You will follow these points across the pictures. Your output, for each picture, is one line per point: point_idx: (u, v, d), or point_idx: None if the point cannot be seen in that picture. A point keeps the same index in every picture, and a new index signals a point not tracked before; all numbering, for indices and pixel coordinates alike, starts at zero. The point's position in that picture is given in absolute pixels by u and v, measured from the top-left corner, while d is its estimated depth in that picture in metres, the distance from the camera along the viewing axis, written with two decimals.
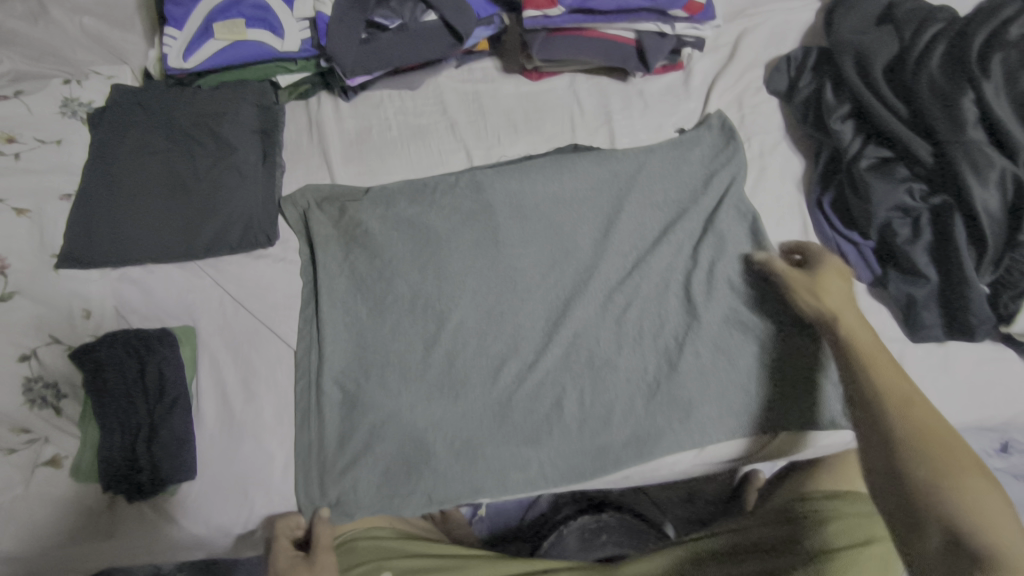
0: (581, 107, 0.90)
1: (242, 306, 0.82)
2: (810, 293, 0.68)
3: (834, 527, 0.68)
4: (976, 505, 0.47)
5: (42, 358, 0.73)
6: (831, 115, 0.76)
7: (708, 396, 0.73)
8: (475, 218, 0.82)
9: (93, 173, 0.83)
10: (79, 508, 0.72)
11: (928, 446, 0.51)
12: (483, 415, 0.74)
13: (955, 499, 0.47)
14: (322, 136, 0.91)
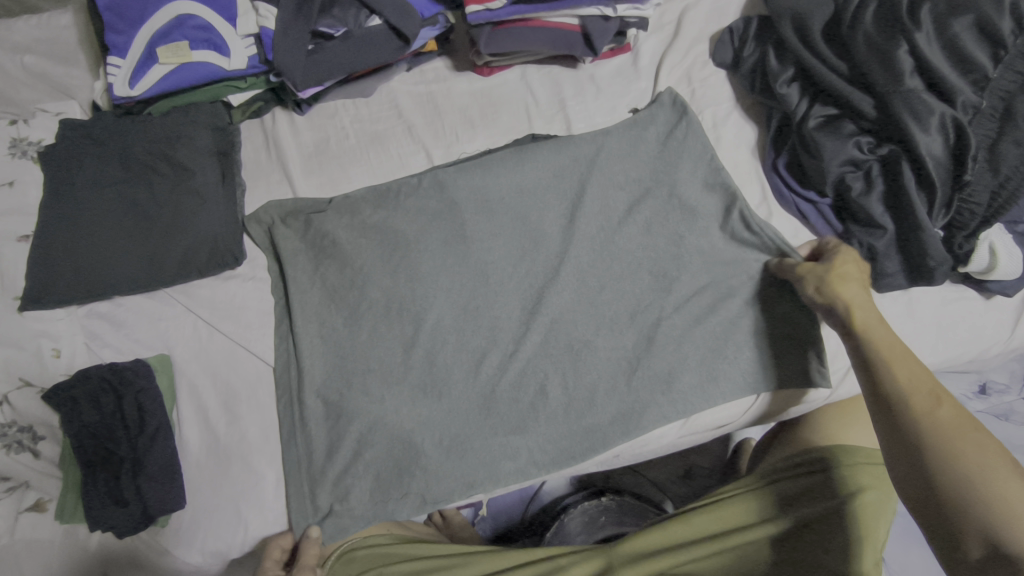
0: (535, 97, 0.91)
1: (217, 329, 0.82)
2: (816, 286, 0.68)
3: (820, 476, 0.69)
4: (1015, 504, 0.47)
5: (14, 403, 0.72)
6: (776, 80, 0.77)
7: (689, 366, 0.74)
8: (441, 217, 0.82)
9: (49, 211, 0.82)
10: (66, 549, 0.72)
11: (958, 446, 0.51)
12: (468, 410, 0.74)
13: (997, 514, 0.47)
14: (280, 151, 0.91)
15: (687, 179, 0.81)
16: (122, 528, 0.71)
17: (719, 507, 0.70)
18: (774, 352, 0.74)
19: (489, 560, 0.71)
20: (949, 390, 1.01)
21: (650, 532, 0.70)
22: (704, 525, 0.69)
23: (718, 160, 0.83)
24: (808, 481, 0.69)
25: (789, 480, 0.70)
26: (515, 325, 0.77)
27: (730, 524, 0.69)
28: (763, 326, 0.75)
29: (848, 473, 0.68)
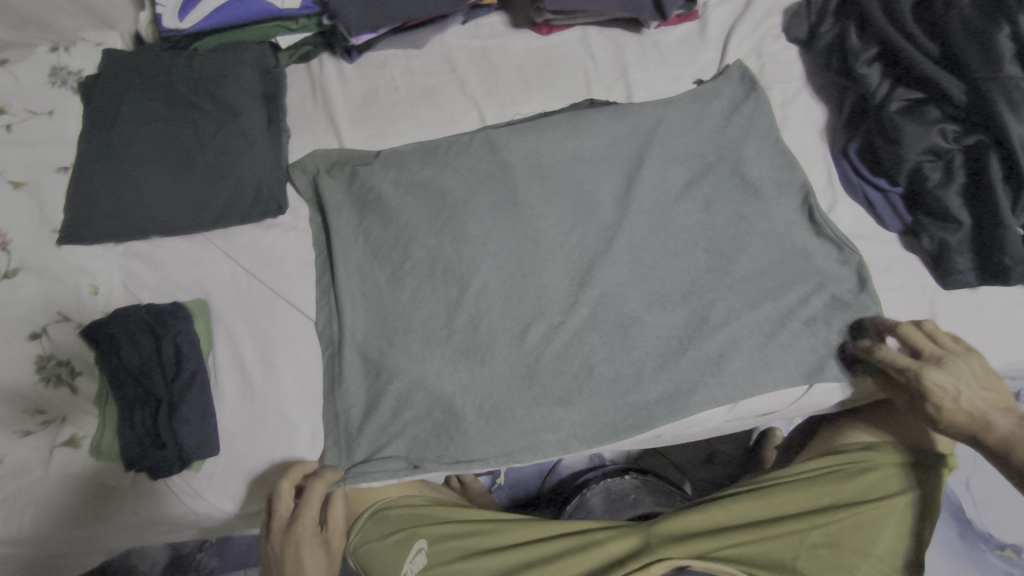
0: (595, 61, 0.87)
1: (256, 278, 0.80)
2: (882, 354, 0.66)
3: (869, 477, 0.68)
4: None
5: (52, 335, 0.72)
6: (857, 60, 0.74)
7: (743, 350, 0.72)
8: (492, 179, 0.79)
9: (91, 143, 0.79)
10: (94, 487, 0.72)
11: None
12: (511, 378, 0.73)
13: None
14: (326, 99, 0.88)
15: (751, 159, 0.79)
16: (156, 470, 0.70)
17: (766, 493, 0.70)
18: (832, 342, 0.72)
19: (521, 530, 0.71)
20: None
21: (690, 513, 0.69)
22: (749, 511, 0.68)
23: (783, 141, 0.79)
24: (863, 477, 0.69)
25: (839, 473, 0.70)
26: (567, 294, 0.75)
27: (776, 511, 0.68)
28: (822, 316, 0.72)
29: (898, 473, 0.68)
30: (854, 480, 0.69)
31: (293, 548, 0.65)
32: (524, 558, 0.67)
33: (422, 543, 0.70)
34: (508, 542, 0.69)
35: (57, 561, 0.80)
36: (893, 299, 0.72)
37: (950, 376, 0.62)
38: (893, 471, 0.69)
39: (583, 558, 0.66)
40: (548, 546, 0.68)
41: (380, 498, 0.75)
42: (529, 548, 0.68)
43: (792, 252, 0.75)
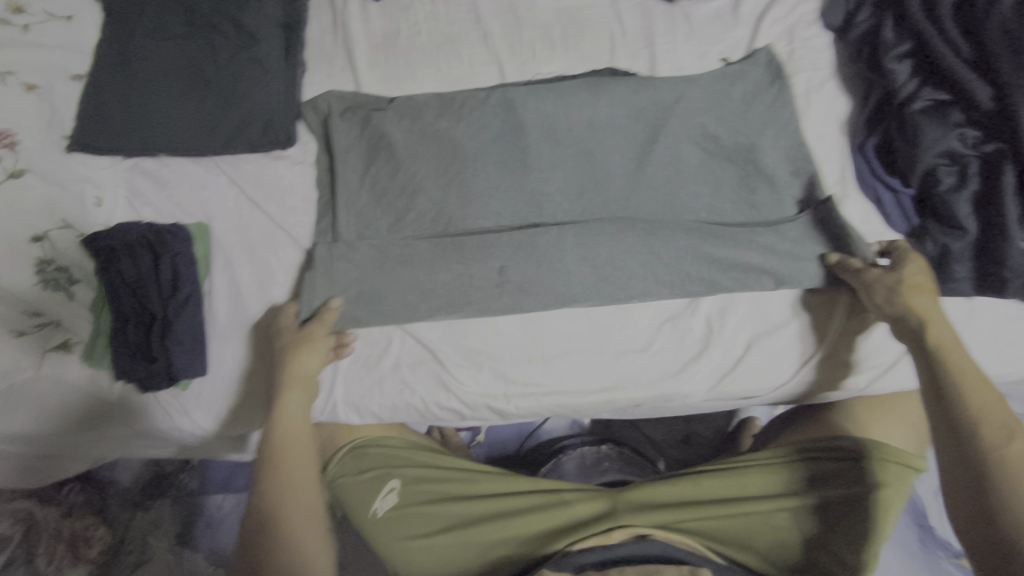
0: (623, 27, 0.85)
1: (259, 208, 0.80)
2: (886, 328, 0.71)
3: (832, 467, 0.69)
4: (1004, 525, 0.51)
5: (54, 241, 0.70)
6: (888, 53, 0.73)
7: (721, 338, 0.74)
8: (506, 137, 0.78)
9: (107, 53, 0.79)
10: (87, 394, 0.76)
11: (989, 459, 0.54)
12: (507, 334, 0.75)
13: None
14: (347, 37, 0.87)
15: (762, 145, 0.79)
16: (146, 384, 0.73)
17: (733, 474, 0.71)
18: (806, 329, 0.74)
19: (495, 482, 0.73)
20: None
21: (659, 486, 0.71)
22: (716, 488, 0.70)
23: (802, 130, 0.78)
24: (827, 467, 0.70)
25: (806, 462, 0.71)
26: (565, 261, 0.73)
27: (742, 492, 0.70)
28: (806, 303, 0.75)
29: (868, 462, 0.68)
30: (820, 469, 0.70)
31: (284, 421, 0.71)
32: (493, 507, 0.69)
33: (395, 483, 0.72)
34: (483, 491, 0.71)
35: (45, 459, 0.83)
36: None
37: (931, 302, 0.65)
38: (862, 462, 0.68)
39: (549, 514, 0.67)
40: (519, 499, 0.70)
41: (359, 437, 0.76)
42: (501, 498, 0.70)
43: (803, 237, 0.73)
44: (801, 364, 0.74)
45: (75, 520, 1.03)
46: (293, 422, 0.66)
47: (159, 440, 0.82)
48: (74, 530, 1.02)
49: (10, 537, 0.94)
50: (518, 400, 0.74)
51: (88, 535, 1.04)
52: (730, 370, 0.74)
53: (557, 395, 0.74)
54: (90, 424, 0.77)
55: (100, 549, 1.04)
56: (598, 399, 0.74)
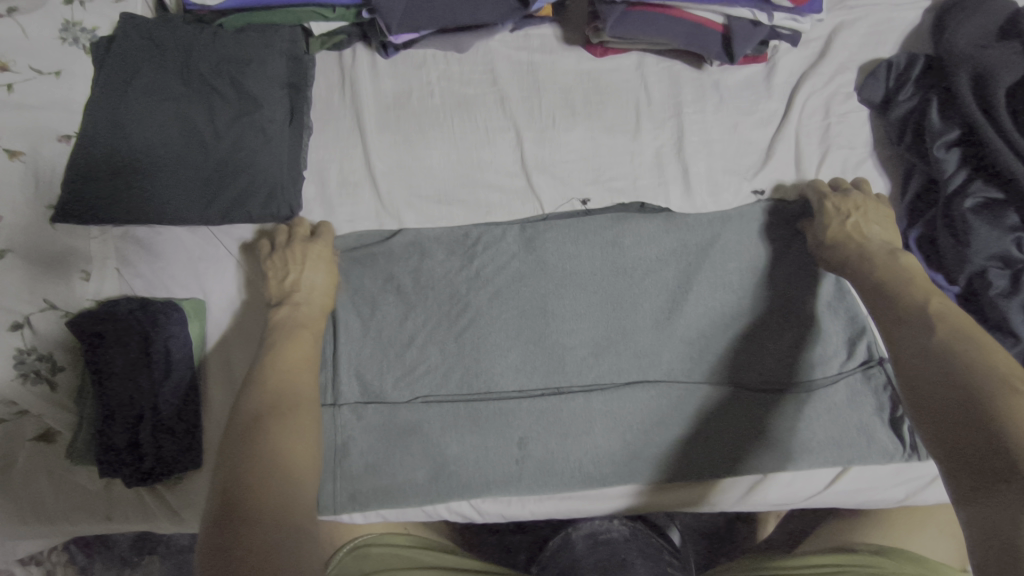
0: (648, 93, 0.80)
1: (258, 288, 0.77)
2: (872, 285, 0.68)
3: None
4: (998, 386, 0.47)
5: (36, 326, 0.65)
6: (936, 141, 0.68)
7: (762, 441, 0.67)
8: (524, 279, 0.72)
9: (95, 115, 0.73)
10: (71, 487, 0.70)
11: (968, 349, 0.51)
12: (524, 470, 0.68)
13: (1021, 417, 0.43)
14: (355, 96, 0.82)
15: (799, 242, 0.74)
16: (126, 478, 0.67)
17: None
18: (860, 452, 0.66)
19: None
20: None
21: None
22: None
23: None
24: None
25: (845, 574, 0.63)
26: (579, 353, 0.70)
27: None
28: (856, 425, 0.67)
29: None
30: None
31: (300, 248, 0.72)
32: None
33: None
34: None
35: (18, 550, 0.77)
36: None
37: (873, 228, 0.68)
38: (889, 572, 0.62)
39: None
40: None
41: (361, 534, 0.72)
42: None
43: (849, 395, 0.68)
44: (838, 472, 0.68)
45: None
46: (279, 365, 0.63)
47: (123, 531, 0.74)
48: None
49: None
50: (533, 502, 0.69)
51: None
52: (760, 479, 0.68)
53: (577, 499, 0.69)
54: (54, 514, 0.70)
55: None
56: (619, 505, 0.69)
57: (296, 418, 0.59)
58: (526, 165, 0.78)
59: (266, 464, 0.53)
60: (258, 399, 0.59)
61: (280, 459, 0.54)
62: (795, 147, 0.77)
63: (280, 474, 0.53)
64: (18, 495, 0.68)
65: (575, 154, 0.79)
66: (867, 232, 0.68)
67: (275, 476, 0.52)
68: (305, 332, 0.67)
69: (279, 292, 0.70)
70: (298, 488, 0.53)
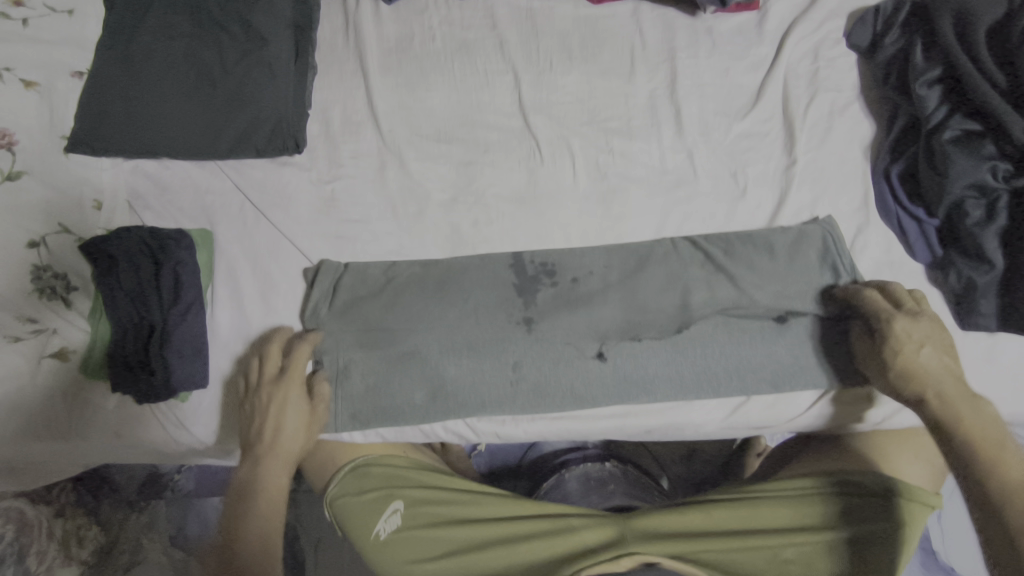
0: (643, 38, 0.83)
1: (265, 217, 0.78)
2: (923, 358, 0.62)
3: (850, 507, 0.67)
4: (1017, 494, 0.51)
5: (51, 246, 0.68)
6: (918, 79, 0.71)
7: (744, 364, 0.70)
8: (524, 207, 0.77)
9: (108, 51, 0.76)
10: (84, 405, 0.73)
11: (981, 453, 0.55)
12: (517, 391, 0.71)
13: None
14: (358, 40, 0.84)
15: (787, 179, 0.76)
16: (141, 396, 0.70)
17: (749, 504, 0.69)
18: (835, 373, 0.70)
19: (494, 506, 0.71)
20: None
21: (663, 514, 0.69)
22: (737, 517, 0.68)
23: (819, 156, 0.77)
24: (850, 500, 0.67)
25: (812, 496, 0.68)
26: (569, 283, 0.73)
27: (760, 522, 0.67)
28: (835, 347, 0.70)
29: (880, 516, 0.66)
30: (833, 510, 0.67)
31: (269, 398, 0.67)
32: (493, 533, 0.68)
33: (398, 504, 0.71)
34: (484, 514, 0.70)
35: (26, 468, 0.81)
36: None
37: (930, 352, 0.62)
38: (874, 510, 0.67)
39: (563, 539, 0.66)
40: (512, 526, 0.68)
41: (363, 455, 0.76)
42: (500, 524, 0.69)
43: (830, 323, 0.70)
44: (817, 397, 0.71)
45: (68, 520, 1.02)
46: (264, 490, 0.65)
47: (132, 447, 0.78)
48: (67, 530, 1.01)
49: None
50: (527, 422, 0.73)
51: (81, 536, 1.03)
52: (743, 402, 0.72)
53: (569, 420, 0.72)
54: (71, 429, 0.73)
55: (94, 549, 1.03)
56: (609, 426, 0.72)
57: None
58: (524, 107, 0.81)
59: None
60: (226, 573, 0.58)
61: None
62: (784, 90, 0.80)
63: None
64: (33, 414, 0.71)
65: (571, 96, 0.81)
66: (908, 340, 0.62)
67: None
68: (276, 483, 0.65)
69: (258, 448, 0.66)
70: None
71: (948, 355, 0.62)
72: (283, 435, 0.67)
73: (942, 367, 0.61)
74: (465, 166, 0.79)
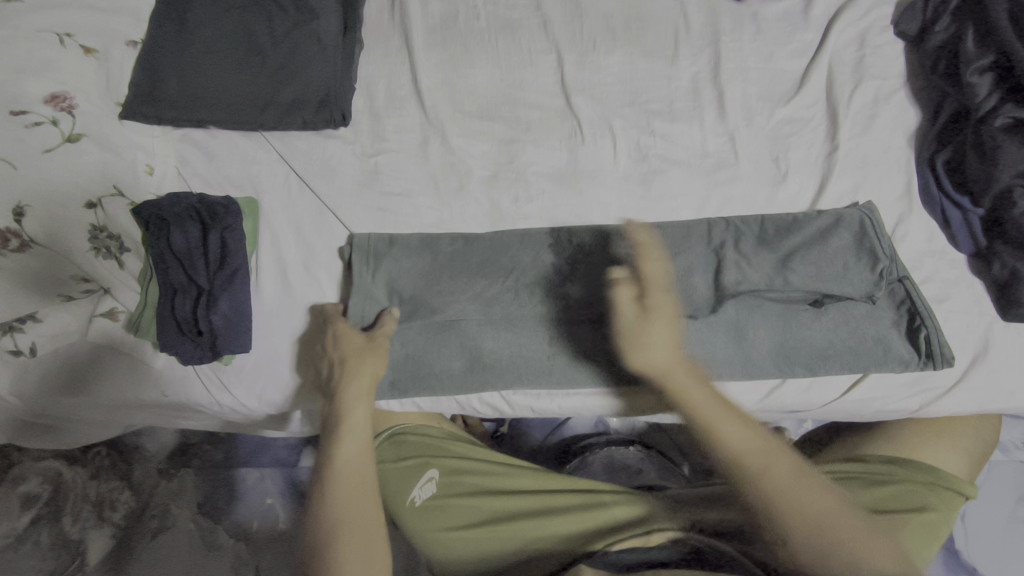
0: (688, 21, 0.83)
1: (308, 187, 0.79)
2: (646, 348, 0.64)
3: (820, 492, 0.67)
4: (849, 544, 0.55)
5: (107, 209, 0.70)
6: (969, 67, 0.70)
7: (780, 348, 0.71)
8: (565, 185, 0.78)
9: (163, 19, 0.77)
10: (131, 365, 0.76)
11: (804, 513, 0.56)
12: (552, 363, 0.73)
13: None
14: (404, 16, 0.85)
15: (829, 164, 0.76)
16: (189, 358, 0.72)
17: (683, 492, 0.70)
18: (875, 359, 0.69)
19: (527, 480, 0.72)
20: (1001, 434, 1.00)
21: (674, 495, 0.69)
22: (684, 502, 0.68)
23: (863, 143, 0.77)
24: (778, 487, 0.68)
25: (856, 479, 0.68)
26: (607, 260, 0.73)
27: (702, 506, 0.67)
28: (874, 336, 0.70)
29: None
30: None
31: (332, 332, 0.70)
32: (531, 503, 0.69)
33: (433, 472, 0.72)
34: (513, 487, 0.71)
35: (74, 423, 0.86)
36: (950, 324, 0.70)
37: (649, 354, 0.64)
38: None
39: (592, 514, 0.66)
40: (547, 499, 0.69)
41: (396, 425, 0.77)
42: (534, 496, 0.70)
43: (868, 310, 0.71)
44: (855, 382, 0.71)
45: (101, 483, 1.06)
46: (350, 427, 0.63)
47: (174, 407, 0.82)
48: (100, 493, 1.05)
49: (39, 495, 1.04)
50: (562, 397, 0.74)
51: (114, 499, 1.06)
52: (777, 385, 0.72)
53: (601, 397, 0.74)
54: (116, 387, 0.77)
55: (126, 512, 1.06)
56: (643, 403, 0.74)
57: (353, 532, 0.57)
58: (566, 86, 0.81)
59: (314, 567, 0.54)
60: (319, 521, 0.57)
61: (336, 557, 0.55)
62: (829, 76, 0.79)
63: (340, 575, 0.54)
64: (85, 371, 0.76)
65: (613, 77, 0.81)
66: (656, 335, 0.64)
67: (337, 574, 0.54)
68: (355, 425, 0.63)
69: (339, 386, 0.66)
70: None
71: (676, 330, 0.66)
72: (359, 371, 0.67)
73: (660, 350, 0.64)
74: (507, 144, 0.80)
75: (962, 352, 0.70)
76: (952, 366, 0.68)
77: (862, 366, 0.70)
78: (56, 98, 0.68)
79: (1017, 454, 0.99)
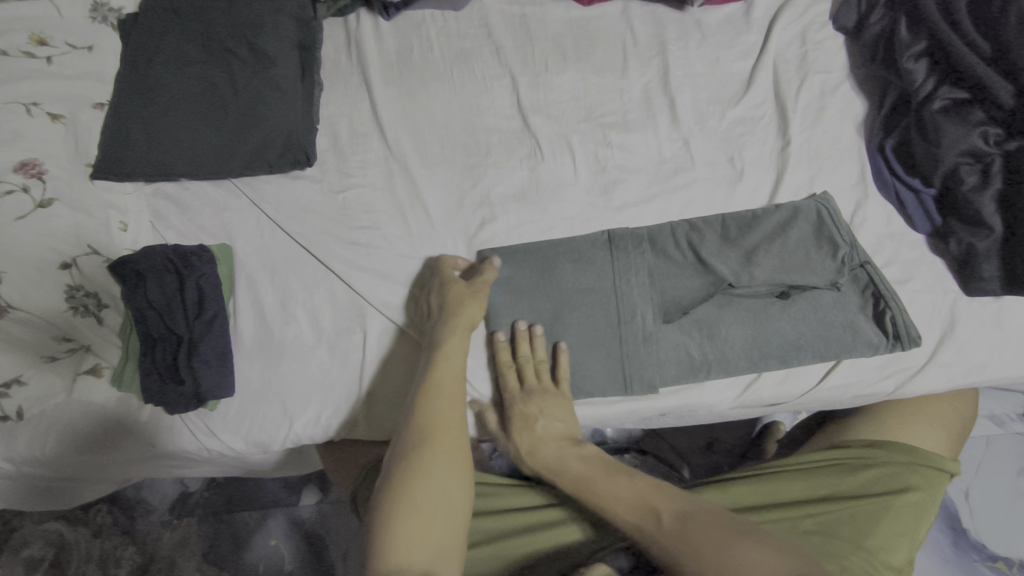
0: (634, 35, 0.86)
1: (280, 228, 0.81)
2: (467, 316, 0.69)
3: (807, 480, 0.67)
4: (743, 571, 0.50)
5: (82, 267, 0.71)
6: (904, 54, 0.73)
7: (754, 342, 0.71)
8: (529, 203, 0.79)
9: (126, 80, 0.80)
10: (120, 419, 0.77)
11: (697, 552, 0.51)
12: None
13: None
14: (361, 55, 0.88)
15: (783, 160, 0.78)
16: (176, 405, 0.72)
17: None
18: (847, 344, 0.71)
19: (510, 496, 0.69)
20: (990, 407, 1.01)
21: None
22: None
23: (815, 137, 0.79)
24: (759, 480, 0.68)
25: (838, 466, 0.69)
26: (568, 276, 0.74)
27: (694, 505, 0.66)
28: (845, 321, 0.71)
29: (797, 482, 0.66)
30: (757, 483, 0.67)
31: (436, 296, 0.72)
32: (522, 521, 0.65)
33: None
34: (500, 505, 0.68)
35: (68, 484, 0.86)
36: (916, 304, 0.72)
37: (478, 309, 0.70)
38: (788, 476, 0.67)
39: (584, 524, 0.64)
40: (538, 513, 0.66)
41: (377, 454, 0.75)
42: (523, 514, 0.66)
43: (834, 297, 0.72)
44: (829, 369, 0.73)
45: (104, 540, 1.06)
46: (429, 400, 0.61)
47: (167, 456, 0.83)
48: (105, 550, 1.05)
49: (42, 558, 1.04)
50: None
51: (117, 555, 1.05)
52: (754, 379, 0.73)
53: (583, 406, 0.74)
54: (109, 442, 0.78)
55: (130, 568, 1.05)
56: (624, 410, 0.74)
57: (440, 447, 0.57)
58: (523, 107, 0.83)
59: (398, 500, 0.53)
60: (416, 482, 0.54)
61: (406, 469, 0.55)
62: (775, 75, 0.82)
63: (416, 503, 0.53)
64: (78, 433, 0.77)
65: (567, 95, 0.84)
66: (467, 310, 0.69)
67: (405, 514, 0.52)
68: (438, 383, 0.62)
69: (442, 340, 0.67)
70: (441, 509, 0.54)
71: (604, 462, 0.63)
72: (451, 348, 0.66)
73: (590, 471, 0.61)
74: (469, 169, 0.82)
75: (931, 330, 0.71)
76: (921, 344, 0.69)
77: (838, 352, 0.71)
78: (26, 165, 0.69)
79: (1007, 427, 1.00)
